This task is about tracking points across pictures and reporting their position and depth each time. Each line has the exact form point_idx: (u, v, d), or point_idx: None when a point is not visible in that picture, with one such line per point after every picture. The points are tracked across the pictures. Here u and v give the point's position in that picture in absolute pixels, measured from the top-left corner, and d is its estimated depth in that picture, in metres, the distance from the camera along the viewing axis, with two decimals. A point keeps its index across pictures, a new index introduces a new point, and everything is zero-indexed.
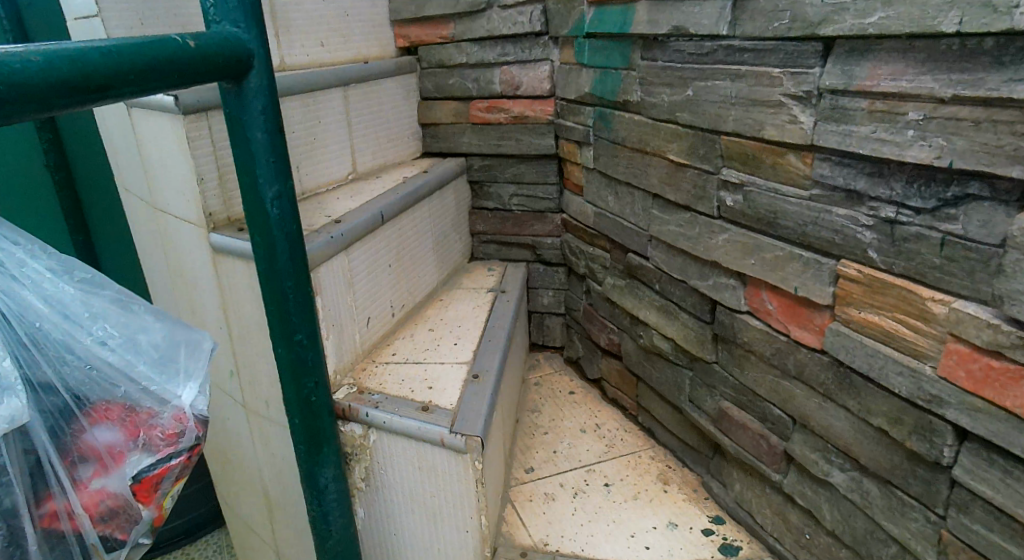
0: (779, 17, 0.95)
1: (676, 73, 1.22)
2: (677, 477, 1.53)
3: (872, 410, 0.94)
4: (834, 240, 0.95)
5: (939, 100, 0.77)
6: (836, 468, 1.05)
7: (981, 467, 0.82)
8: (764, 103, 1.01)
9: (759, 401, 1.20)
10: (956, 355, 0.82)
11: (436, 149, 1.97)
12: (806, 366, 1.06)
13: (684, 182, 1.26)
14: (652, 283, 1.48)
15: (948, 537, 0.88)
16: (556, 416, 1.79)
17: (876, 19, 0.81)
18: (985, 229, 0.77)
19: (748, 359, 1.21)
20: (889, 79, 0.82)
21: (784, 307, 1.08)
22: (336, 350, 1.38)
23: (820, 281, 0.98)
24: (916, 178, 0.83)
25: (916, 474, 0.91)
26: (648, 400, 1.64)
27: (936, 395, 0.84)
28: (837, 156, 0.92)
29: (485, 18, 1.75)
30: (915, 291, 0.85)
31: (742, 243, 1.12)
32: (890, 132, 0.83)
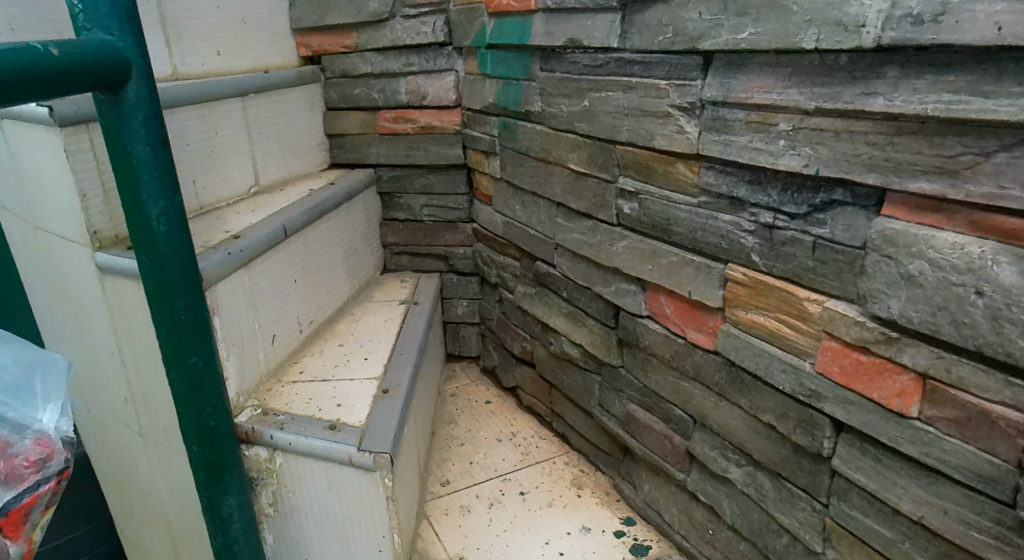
0: (663, 31, 0.99)
1: (572, 84, 1.25)
2: (590, 481, 1.55)
3: (761, 408, 0.97)
4: (721, 245, 0.99)
5: (805, 112, 0.78)
6: (734, 465, 1.08)
7: (855, 457, 0.82)
8: (653, 113, 1.05)
9: (662, 402, 1.24)
10: (831, 351, 0.82)
11: (344, 161, 1.93)
12: (702, 367, 1.10)
13: (585, 191, 1.30)
14: (561, 291, 1.50)
15: (831, 525, 0.89)
16: (473, 427, 1.78)
17: (747, 34, 0.82)
18: (851, 233, 0.79)
19: (650, 362, 1.25)
20: (761, 92, 0.84)
21: (680, 310, 1.12)
22: (238, 371, 1.32)
23: (711, 285, 1.02)
24: (790, 185, 0.85)
25: (802, 466, 0.92)
26: (562, 406, 1.65)
27: (815, 390, 0.85)
28: (722, 165, 0.96)
29: (388, 28, 1.73)
30: (792, 291, 0.88)
31: (640, 250, 1.16)
32: (764, 142, 0.85)
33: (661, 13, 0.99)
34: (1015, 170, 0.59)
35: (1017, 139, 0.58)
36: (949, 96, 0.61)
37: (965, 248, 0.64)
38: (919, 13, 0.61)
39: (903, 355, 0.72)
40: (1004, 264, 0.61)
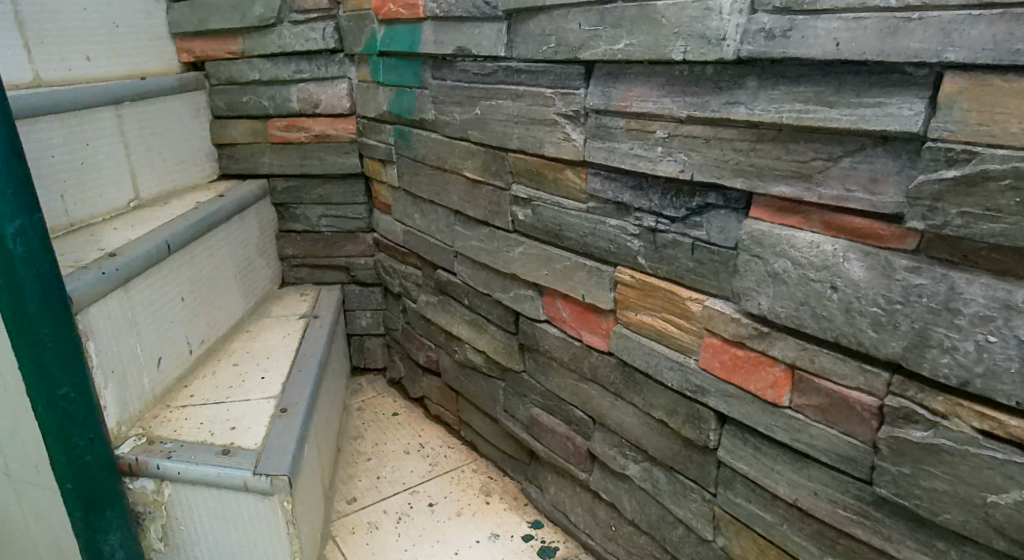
0: (547, 41, 1.01)
1: (463, 92, 1.26)
2: (498, 487, 1.56)
3: (654, 405, 1.01)
4: (610, 249, 1.02)
5: (679, 120, 0.81)
6: (631, 462, 1.11)
7: (737, 446, 0.85)
8: (542, 121, 1.07)
9: (563, 404, 1.26)
10: (712, 348, 0.86)
11: (234, 171, 1.85)
12: (598, 368, 1.12)
13: (481, 199, 1.30)
14: (462, 298, 1.50)
15: (718, 513, 0.92)
16: (380, 440, 1.74)
17: (623, 45, 0.85)
18: (724, 235, 0.83)
19: (550, 366, 1.27)
20: (639, 101, 0.87)
21: (576, 313, 1.14)
22: (119, 399, 1.23)
23: (603, 288, 1.04)
24: (669, 190, 0.89)
25: (692, 458, 0.96)
26: (469, 414, 1.65)
27: (700, 385, 0.89)
28: (607, 171, 0.99)
29: (275, 34, 1.67)
30: (676, 291, 0.91)
31: (535, 256, 1.18)
32: (644, 148, 0.88)
33: (544, 23, 1.00)
34: (857, 174, 0.61)
35: (859, 145, 0.61)
36: (800, 106, 0.64)
37: (820, 246, 0.66)
38: (771, 29, 0.64)
39: (774, 348, 0.75)
40: (853, 260, 0.63)
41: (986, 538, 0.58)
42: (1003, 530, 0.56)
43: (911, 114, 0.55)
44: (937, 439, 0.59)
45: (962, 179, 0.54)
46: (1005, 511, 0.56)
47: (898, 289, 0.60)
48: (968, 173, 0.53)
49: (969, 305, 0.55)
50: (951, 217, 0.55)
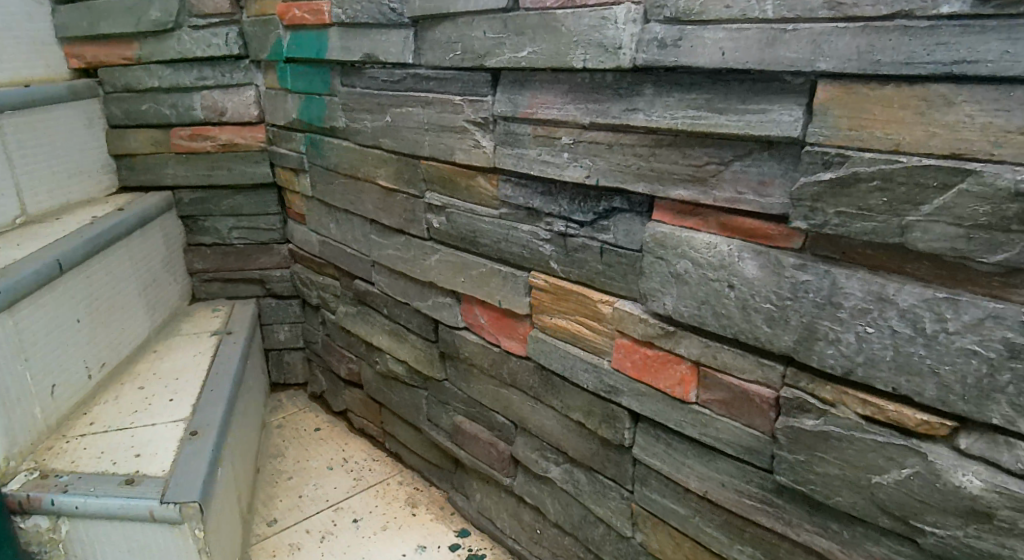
0: (453, 49, 1.01)
1: (373, 99, 1.24)
2: (424, 498, 1.54)
3: (571, 407, 1.02)
4: (523, 254, 1.02)
5: (583, 126, 0.82)
6: (553, 464, 1.12)
7: (650, 443, 0.87)
8: (452, 128, 1.07)
9: (486, 410, 1.26)
10: (623, 348, 0.87)
11: (135, 183, 1.75)
12: (517, 372, 1.13)
13: (396, 207, 1.29)
14: (381, 308, 1.47)
15: (636, 509, 0.94)
16: (302, 458, 1.69)
17: (526, 53, 0.85)
18: (629, 238, 0.85)
19: (471, 373, 1.26)
20: (544, 108, 0.88)
21: (493, 319, 1.15)
22: (7, 431, 1.14)
23: (518, 293, 1.05)
24: (576, 195, 0.90)
25: (610, 457, 0.97)
26: (393, 425, 1.62)
27: (613, 385, 0.91)
28: (517, 178, 0.99)
29: (174, 39, 1.60)
30: (587, 294, 0.92)
31: (452, 263, 1.17)
32: (551, 154, 0.89)
33: (449, 30, 1.00)
34: (746, 177, 0.64)
35: (747, 149, 0.63)
36: (693, 112, 0.66)
37: (717, 247, 0.68)
38: (662, 38, 0.66)
39: (680, 346, 0.77)
40: (747, 260, 0.65)
41: (873, 516, 0.59)
42: (886, 508, 0.58)
43: (791, 120, 0.57)
44: (827, 426, 0.61)
45: (837, 180, 0.54)
46: (888, 490, 0.57)
47: (788, 285, 0.62)
48: (841, 175, 0.53)
49: (849, 299, 0.57)
50: (829, 216, 0.55)
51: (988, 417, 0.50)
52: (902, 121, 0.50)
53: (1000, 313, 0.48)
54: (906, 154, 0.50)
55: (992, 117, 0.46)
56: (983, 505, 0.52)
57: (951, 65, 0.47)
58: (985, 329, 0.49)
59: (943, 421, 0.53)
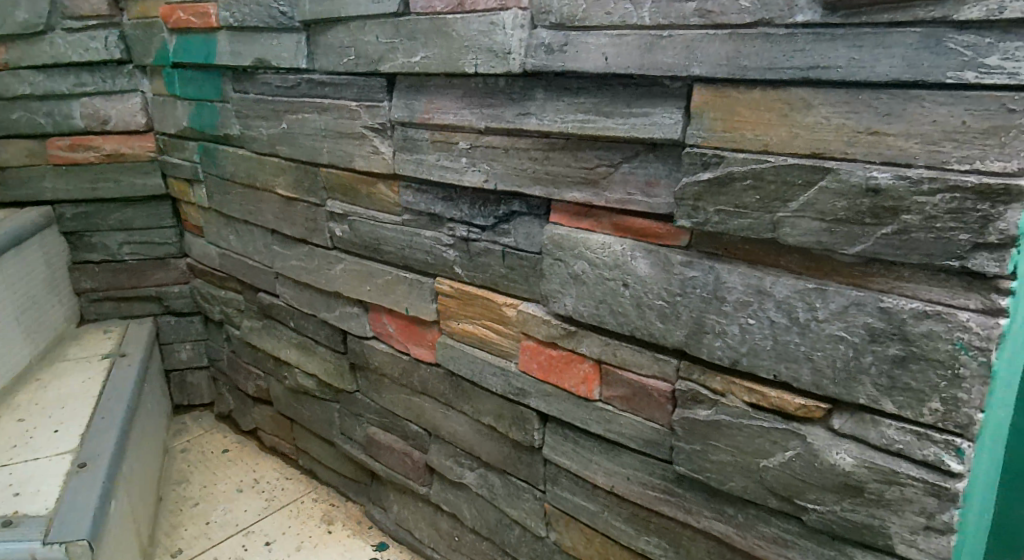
0: (346, 53, 0.98)
1: (268, 105, 1.20)
2: (341, 513, 1.49)
3: (482, 411, 1.02)
4: (428, 260, 1.01)
5: (479, 131, 0.82)
6: (467, 470, 1.11)
7: (559, 442, 0.88)
8: (350, 135, 1.04)
9: (399, 420, 1.24)
10: (529, 350, 0.88)
11: (9, 199, 1.62)
12: (428, 380, 1.12)
13: (297, 217, 1.25)
14: (287, 321, 1.42)
15: (549, 509, 0.95)
16: (209, 482, 1.60)
17: (419, 58, 0.84)
18: (529, 240, 0.85)
19: (383, 383, 1.24)
20: (440, 113, 0.87)
21: (401, 327, 1.13)
22: None
23: (424, 299, 1.04)
24: (477, 200, 0.90)
25: (521, 459, 0.98)
26: (306, 441, 1.57)
27: (521, 387, 0.91)
28: (418, 184, 0.98)
29: (46, 42, 1.49)
30: (491, 298, 0.93)
31: (357, 271, 1.15)
32: (450, 159, 0.89)
33: (342, 35, 0.98)
34: (635, 178, 0.66)
35: (634, 151, 0.65)
36: (582, 116, 0.67)
37: (611, 247, 0.70)
38: (549, 44, 0.67)
39: (581, 346, 0.79)
40: (639, 258, 0.67)
41: (762, 498, 0.62)
42: (773, 490, 0.61)
43: (672, 123, 0.60)
44: (718, 415, 0.63)
45: (714, 180, 0.56)
46: (774, 472, 0.60)
47: (677, 282, 0.64)
48: (717, 175, 0.56)
49: (731, 293, 0.59)
50: (709, 214, 0.57)
51: (856, 397, 0.53)
52: (768, 123, 0.52)
53: (862, 301, 0.51)
54: (774, 154, 0.52)
55: (845, 118, 0.48)
56: (855, 479, 0.55)
57: (808, 70, 0.49)
58: (849, 316, 0.52)
59: (818, 404, 0.56)
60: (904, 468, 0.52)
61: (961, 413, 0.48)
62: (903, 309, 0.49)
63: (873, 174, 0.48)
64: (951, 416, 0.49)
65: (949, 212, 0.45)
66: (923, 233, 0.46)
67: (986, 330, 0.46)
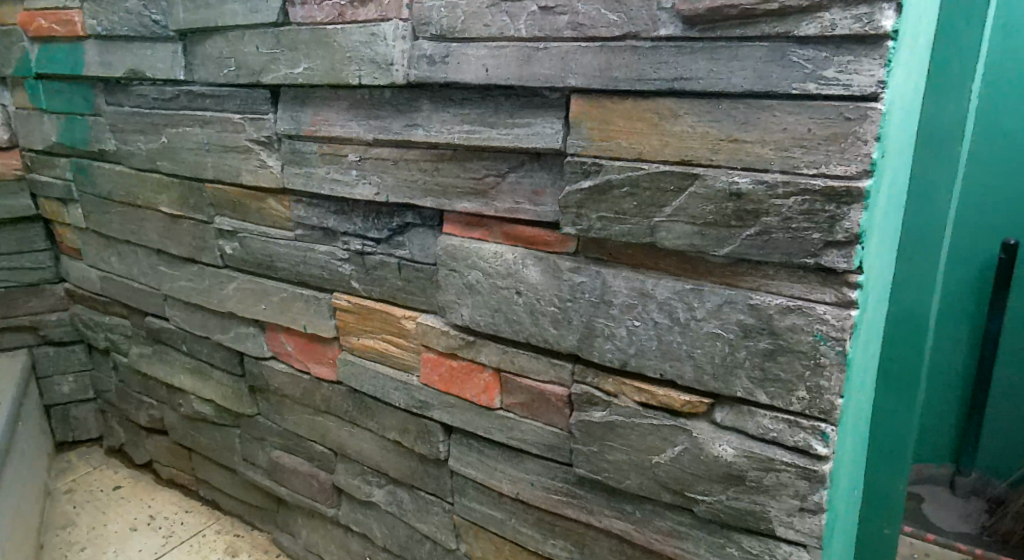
0: (226, 64, 0.94)
1: (145, 118, 1.13)
2: (247, 544, 1.41)
3: (387, 426, 1.00)
4: (323, 275, 0.98)
5: (367, 143, 0.81)
6: (376, 487, 1.08)
7: (464, 453, 0.88)
8: (234, 149, 1.00)
9: (303, 442, 1.20)
10: (430, 362, 0.87)
11: None
12: (330, 398, 1.08)
13: (183, 235, 1.18)
14: (179, 345, 1.35)
15: (459, 520, 0.94)
16: (97, 523, 1.47)
17: (302, 70, 0.82)
18: (424, 252, 0.85)
19: (284, 404, 1.19)
20: (327, 125, 0.85)
21: (300, 345, 1.09)
22: None
23: (322, 316, 1.01)
24: (370, 213, 0.89)
25: (429, 472, 0.96)
26: (206, 470, 1.48)
27: (424, 400, 0.90)
28: (309, 198, 0.96)
29: None
30: (390, 311, 0.91)
31: (250, 290, 1.10)
32: (339, 172, 0.87)
33: (220, 45, 0.94)
34: (522, 187, 0.67)
35: (520, 161, 0.66)
36: (468, 127, 0.68)
37: (503, 256, 0.70)
38: (431, 55, 0.67)
39: (481, 355, 0.79)
40: (531, 266, 0.68)
41: (657, 493, 0.64)
42: (665, 484, 0.63)
43: (553, 132, 0.61)
44: (612, 416, 0.65)
45: (594, 188, 0.58)
46: (665, 467, 0.62)
47: (567, 288, 0.65)
48: (597, 183, 0.57)
49: (617, 296, 0.61)
50: (592, 221, 0.59)
51: (734, 390, 0.56)
52: (640, 132, 0.54)
53: (733, 299, 0.54)
54: (647, 162, 0.54)
55: (709, 127, 0.51)
56: (737, 469, 0.57)
57: (672, 82, 0.51)
58: (723, 314, 0.54)
59: (701, 399, 0.58)
60: (779, 455, 0.55)
61: (824, 399, 0.52)
62: (770, 305, 0.52)
63: (735, 180, 0.50)
64: (816, 403, 0.52)
65: (802, 213, 0.48)
66: (782, 233, 0.49)
67: (840, 321, 0.49)
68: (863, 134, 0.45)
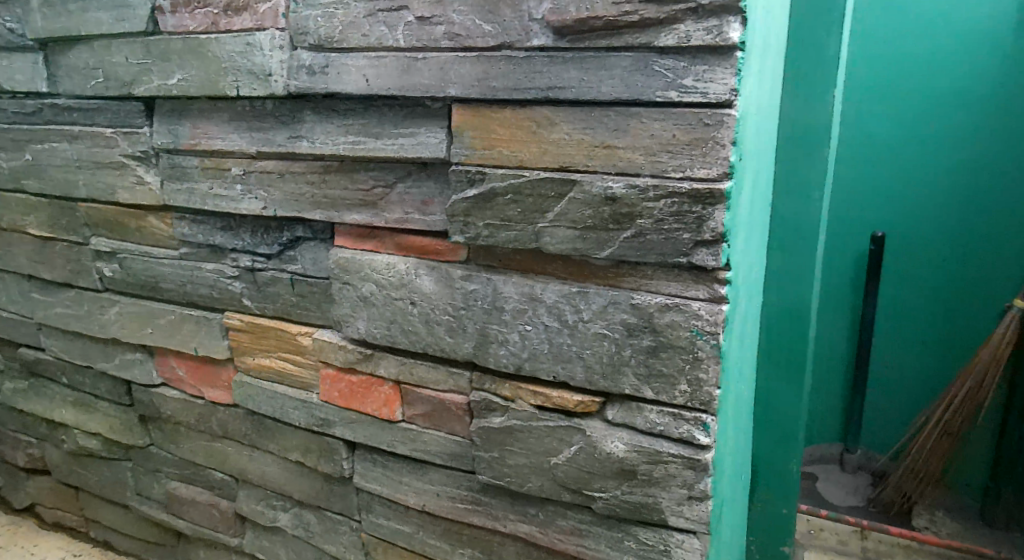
0: (93, 75, 0.89)
1: (5, 134, 1.04)
2: None
3: (288, 448, 0.96)
4: (212, 295, 0.94)
5: (251, 156, 0.78)
6: (281, 511, 1.04)
7: (369, 468, 0.86)
8: (108, 165, 0.94)
9: (200, 470, 1.13)
10: (329, 378, 0.85)
11: None
12: (227, 422, 1.03)
13: (56, 259, 1.10)
14: (58, 376, 1.25)
15: (367, 538, 0.92)
16: None
17: (176, 81, 0.78)
18: (317, 266, 0.82)
19: (178, 432, 1.12)
20: (207, 138, 0.81)
21: (191, 369, 1.04)
22: None
23: (214, 337, 0.96)
24: (258, 227, 0.86)
25: (334, 491, 0.94)
26: (95, 509, 1.38)
27: (324, 418, 0.88)
28: (193, 214, 0.91)
29: None
30: (285, 328, 0.88)
31: (134, 314, 1.03)
32: (223, 187, 0.83)
33: (85, 55, 0.88)
34: (410, 198, 0.67)
35: (407, 171, 0.66)
36: (352, 138, 0.67)
37: (395, 266, 0.69)
38: (310, 65, 0.65)
39: (379, 368, 0.77)
40: (423, 276, 0.67)
41: (557, 494, 0.65)
42: (564, 484, 0.64)
43: (437, 142, 0.61)
44: (510, 421, 0.65)
45: (479, 196, 0.58)
46: (563, 467, 0.63)
47: (460, 296, 0.65)
48: (482, 191, 0.58)
49: (508, 302, 0.61)
50: (479, 229, 0.59)
51: (622, 387, 0.57)
52: (520, 140, 0.55)
53: (616, 299, 0.55)
54: (529, 169, 0.55)
55: (583, 134, 0.52)
56: (629, 464, 0.59)
57: (547, 91, 0.53)
58: (608, 314, 0.56)
59: (593, 398, 0.60)
60: (665, 447, 0.57)
61: (703, 391, 0.54)
62: (650, 303, 0.54)
63: (610, 185, 0.52)
64: (696, 395, 0.55)
65: (672, 215, 0.51)
66: (656, 235, 0.52)
67: (713, 315, 0.52)
68: (721, 139, 0.48)
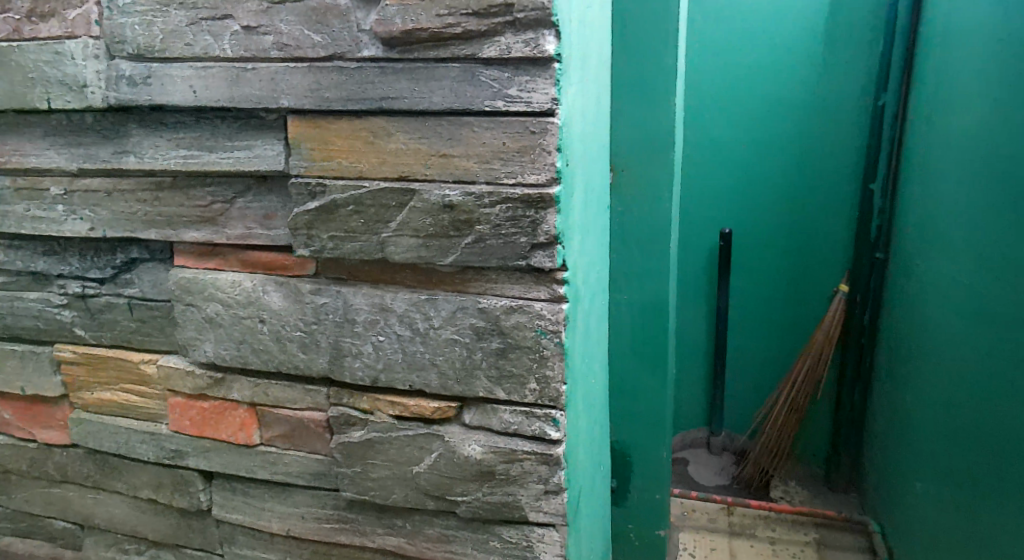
0: None
1: None
2: None
3: (138, 486, 0.88)
4: (38, 327, 0.85)
5: (72, 173, 0.72)
6: (134, 556, 0.95)
7: (229, 497, 0.81)
8: None
9: (37, 521, 1.00)
10: (178, 407, 0.79)
11: None
12: (66, 465, 0.92)
13: None
14: None
15: None
16: None
17: None
18: (157, 288, 0.78)
19: (9, 480, 0.99)
20: (18, 154, 0.73)
21: (19, 410, 0.93)
22: None
23: (44, 372, 0.87)
24: (87, 250, 0.79)
25: (193, 526, 0.88)
26: None
27: (176, 449, 0.82)
28: (9, 239, 0.82)
29: None
30: (125, 357, 0.82)
31: None
32: (40, 209, 0.75)
33: None
34: (251, 212, 0.65)
35: (245, 185, 0.64)
36: (184, 152, 0.63)
37: (241, 284, 0.67)
38: (131, 76, 0.61)
39: (232, 392, 0.74)
40: (271, 292, 0.65)
41: (422, 502, 0.65)
42: (428, 492, 0.64)
43: (274, 154, 0.59)
44: (370, 434, 0.65)
45: (321, 209, 0.57)
46: (426, 475, 0.63)
47: (310, 311, 0.64)
48: (323, 203, 0.57)
49: (359, 313, 0.61)
50: (323, 242, 0.58)
51: (475, 391, 0.59)
52: (358, 151, 0.55)
53: (464, 305, 0.57)
54: (369, 180, 0.55)
55: (419, 143, 0.53)
56: (486, 465, 0.60)
57: (380, 101, 0.53)
58: (457, 320, 0.57)
59: (449, 404, 0.61)
60: (520, 445, 0.59)
61: (551, 388, 0.56)
62: (496, 307, 0.56)
63: (447, 193, 0.53)
64: (545, 392, 0.57)
65: (508, 220, 0.52)
66: (495, 240, 0.53)
67: (555, 314, 0.54)
68: (547, 146, 0.50)
